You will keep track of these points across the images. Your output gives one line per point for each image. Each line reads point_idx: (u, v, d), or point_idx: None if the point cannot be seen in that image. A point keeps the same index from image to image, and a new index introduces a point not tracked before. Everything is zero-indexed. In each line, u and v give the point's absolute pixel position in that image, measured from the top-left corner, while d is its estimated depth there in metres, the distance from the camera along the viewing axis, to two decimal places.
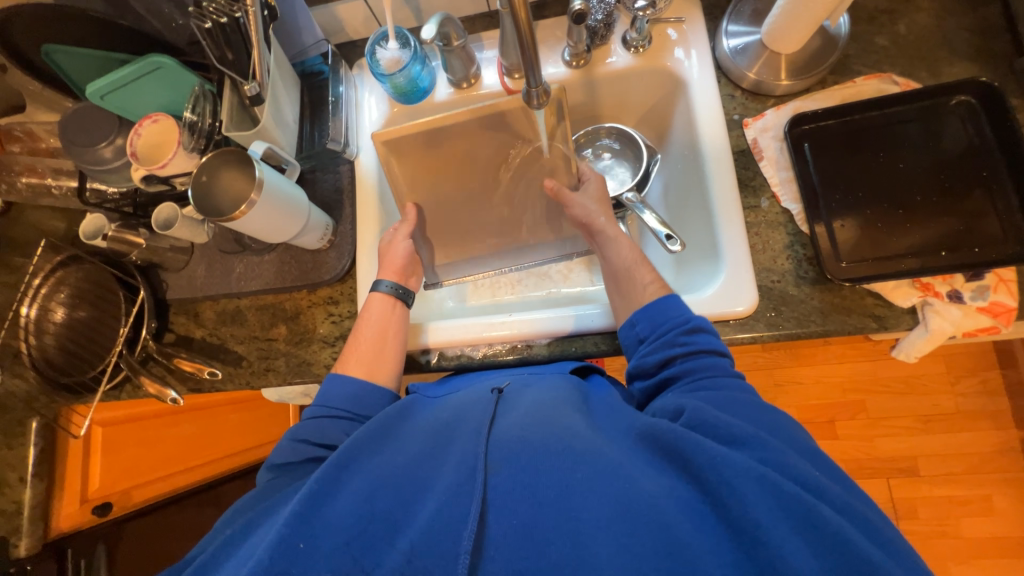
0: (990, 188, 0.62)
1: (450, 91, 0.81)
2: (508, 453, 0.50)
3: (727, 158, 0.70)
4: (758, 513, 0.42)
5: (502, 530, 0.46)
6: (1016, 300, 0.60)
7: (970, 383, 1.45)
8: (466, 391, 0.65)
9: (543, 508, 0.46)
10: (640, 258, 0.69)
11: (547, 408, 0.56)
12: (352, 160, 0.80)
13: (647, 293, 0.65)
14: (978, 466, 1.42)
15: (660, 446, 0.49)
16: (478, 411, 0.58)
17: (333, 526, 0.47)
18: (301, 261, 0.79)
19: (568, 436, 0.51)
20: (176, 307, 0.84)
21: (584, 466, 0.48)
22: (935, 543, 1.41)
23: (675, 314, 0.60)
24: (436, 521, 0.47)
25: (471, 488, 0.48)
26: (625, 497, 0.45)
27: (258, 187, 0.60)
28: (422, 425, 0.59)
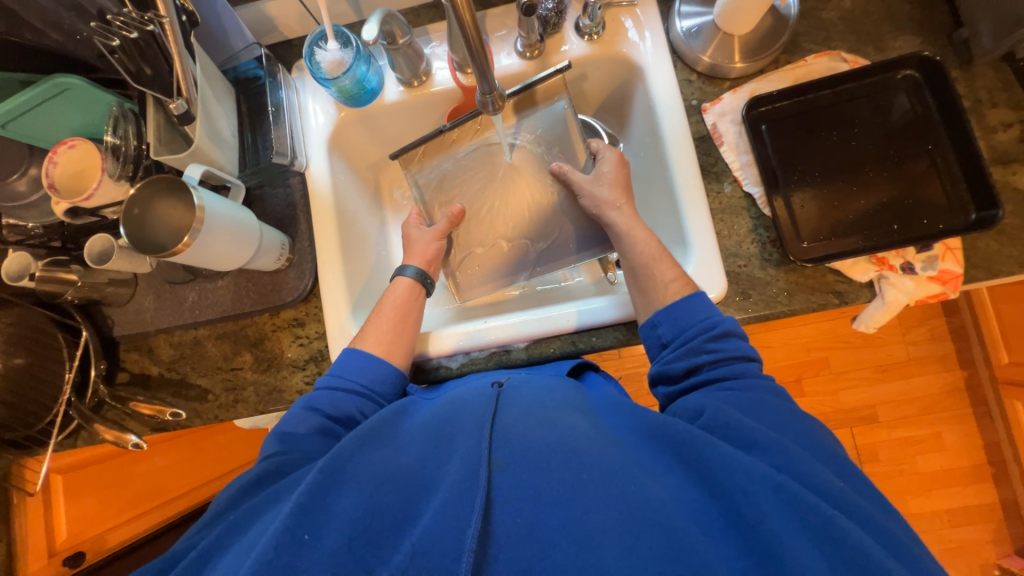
0: (936, 161, 0.64)
1: (401, 90, 0.77)
2: (515, 450, 0.49)
3: (688, 146, 0.70)
4: (771, 519, 0.43)
5: (506, 527, 0.45)
6: (962, 268, 0.63)
7: (920, 332, 1.56)
8: (464, 388, 0.63)
9: (552, 506, 0.45)
10: (658, 253, 0.67)
11: (550, 410, 0.55)
12: (302, 171, 0.75)
13: (669, 293, 0.64)
14: (929, 406, 1.54)
15: (672, 445, 0.51)
16: (477, 406, 0.56)
17: (336, 524, 0.45)
18: (259, 284, 0.75)
19: (575, 435, 0.51)
20: (126, 344, 0.78)
21: (592, 468, 0.47)
22: (895, 481, 1.53)
23: (702, 317, 0.61)
24: (438, 526, 0.44)
25: (474, 485, 0.47)
26: (635, 501, 0.45)
27: (199, 216, 0.55)
28: (423, 428, 0.56)
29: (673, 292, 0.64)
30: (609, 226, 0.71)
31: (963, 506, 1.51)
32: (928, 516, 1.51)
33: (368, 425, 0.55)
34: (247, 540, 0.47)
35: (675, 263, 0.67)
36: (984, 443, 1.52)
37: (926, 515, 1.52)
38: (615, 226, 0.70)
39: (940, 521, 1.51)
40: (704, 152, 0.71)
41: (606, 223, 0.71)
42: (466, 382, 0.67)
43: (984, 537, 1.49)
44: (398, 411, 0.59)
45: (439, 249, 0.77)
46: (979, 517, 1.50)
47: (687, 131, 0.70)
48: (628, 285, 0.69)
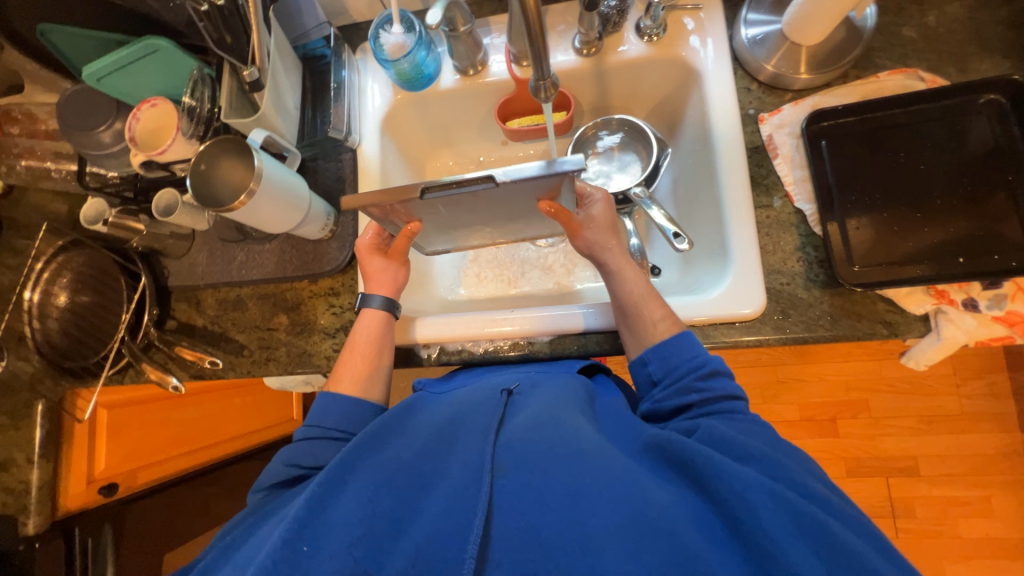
0: (1016, 193, 0.59)
1: (456, 78, 0.78)
2: (517, 454, 0.50)
3: (736, 159, 0.68)
4: (772, 526, 0.41)
5: (507, 536, 0.46)
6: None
7: (977, 385, 1.44)
8: (472, 389, 0.63)
9: (549, 514, 0.46)
10: (647, 291, 0.65)
11: (556, 411, 0.55)
12: (354, 148, 0.78)
13: (658, 331, 0.63)
14: (980, 468, 1.42)
15: (671, 458, 0.49)
16: (483, 411, 0.57)
17: (337, 527, 0.46)
18: (303, 251, 0.78)
19: (577, 436, 0.51)
20: (177, 294, 0.83)
21: (592, 472, 0.47)
22: (930, 542, 1.41)
23: (690, 356, 0.59)
24: (440, 525, 0.47)
25: (478, 489, 0.48)
26: (635, 506, 0.44)
27: (257, 177, 0.58)
28: (428, 421, 0.57)
29: (663, 331, 0.62)
30: (601, 265, 0.70)
31: None
32: None
33: (369, 428, 0.55)
34: (248, 549, 0.49)
35: (664, 302, 0.66)
36: None
37: None
38: (606, 265, 0.69)
39: None
40: (757, 162, 0.69)
41: (598, 262, 0.69)
42: (474, 379, 0.68)
43: None
44: (407, 403, 0.61)
45: (403, 279, 0.74)
46: None
47: (739, 139, 0.68)
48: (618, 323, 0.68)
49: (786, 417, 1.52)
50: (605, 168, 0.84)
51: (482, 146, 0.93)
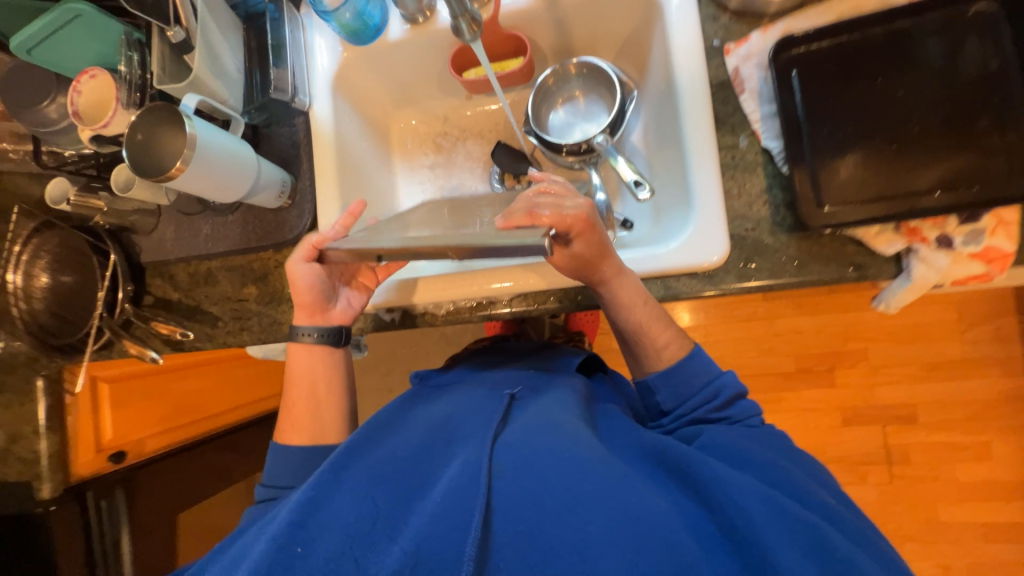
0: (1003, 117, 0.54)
1: (405, 28, 0.74)
2: (514, 457, 0.49)
3: (703, 101, 0.63)
4: (766, 531, 0.42)
5: (504, 537, 0.44)
6: (1012, 248, 0.54)
7: (983, 330, 1.39)
8: (472, 394, 0.63)
9: (549, 516, 0.44)
10: (652, 318, 0.63)
11: (554, 416, 0.55)
12: (306, 110, 0.76)
13: (664, 356, 0.64)
14: (980, 414, 1.40)
15: (667, 464, 0.50)
16: (481, 414, 0.57)
17: (331, 526, 0.46)
18: (264, 221, 0.78)
19: (574, 440, 0.50)
20: (151, 270, 0.84)
21: (590, 477, 0.46)
22: (925, 487, 1.42)
23: (703, 384, 0.61)
24: (433, 527, 0.44)
25: (474, 492, 0.46)
26: (634, 512, 0.44)
27: (190, 142, 0.56)
28: (425, 424, 0.59)
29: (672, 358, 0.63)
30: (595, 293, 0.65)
31: (1001, 521, 1.38)
32: (959, 527, 1.40)
33: (357, 435, 0.57)
34: (241, 551, 0.49)
35: (671, 324, 0.65)
36: None
37: (957, 525, 1.40)
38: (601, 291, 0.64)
39: (971, 534, 1.39)
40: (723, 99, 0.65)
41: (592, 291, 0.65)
42: (471, 381, 0.69)
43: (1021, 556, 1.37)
44: (402, 409, 0.63)
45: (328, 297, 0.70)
46: (1019, 535, 1.37)
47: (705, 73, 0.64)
48: (622, 345, 0.68)
49: (782, 369, 1.50)
50: (569, 118, 0.80)
51: (446, 104, 0.89)
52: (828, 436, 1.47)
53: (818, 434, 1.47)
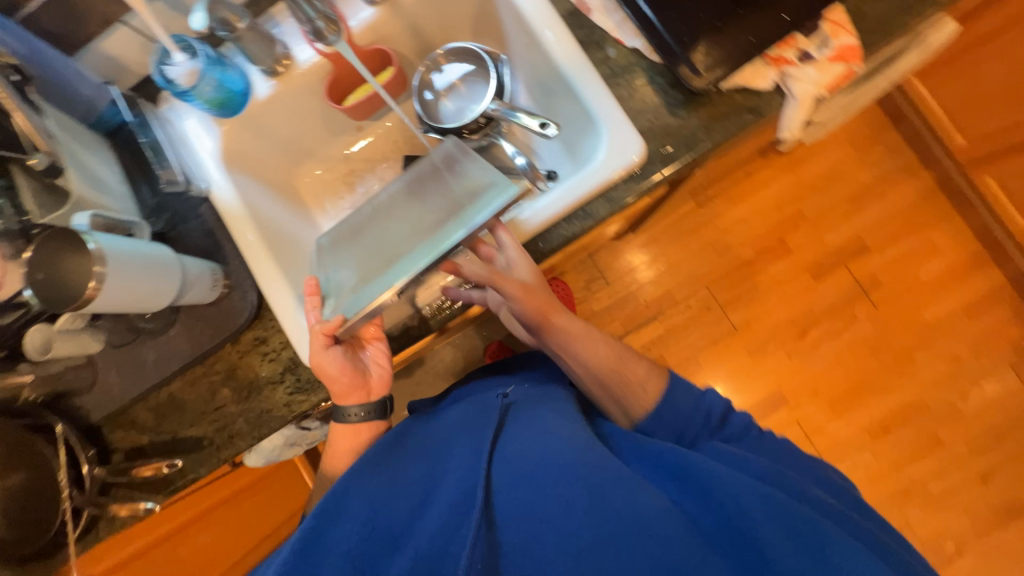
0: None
1: (270, 83, 0.75)
2: (516, 472, 0.54)
3: (564, 36, 0.68)
4: (750, 511, 0.49)
5: (509, 544, 0.51)
6: (855, 39, 0.63)
7: (878, 151, 1.56)
8: (466, 410, 0.68)
9: (545, 521, 0.50)
10: (619, 355, 0.69)
11: (556, 426, 0.60)
12: (206, 196, 0.73)
13: (648, 389, 0.68)
14: (913, 218, 1.55)
15: (662, 463, 0.56)
16: (483, 431, 0.62)
17: (334, 551, 0.52)
18: (209, 318, 0.74)
19: (576, 448, 0.56)
20: (108, 425, 0.76)
21: (589, 483, 0.51)
22: (903, 299, 1.54)
23: (694, 408, 0.67)
24: (434, 541, 0.52)
25: (472, 506, 0.53)
26: (631, 513, 0.49)
27: (98, 259, 0.53)
28: (427, 444, 0.62)
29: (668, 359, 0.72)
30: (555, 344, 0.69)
31: (974, 298, 1.52)
32: (946, 319, 1.52)
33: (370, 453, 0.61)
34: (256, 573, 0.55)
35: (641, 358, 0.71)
36: (973, 231, 1.52)
37: (944, 319, 1.52)
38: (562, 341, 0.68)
39: (958, 320, 1.52)
40: (577, 27, 0.70)
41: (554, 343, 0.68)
42: (463, 399, 0.73)
43: (1004, 318, 1.50)
44: (401, 431, 0.65)
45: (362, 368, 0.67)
46: (993, 302, 1.51)
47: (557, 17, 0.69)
48: (607, 399, 0.68)
49: (744, 259, 1.59)
50: (458, 104, 0.83)
51: (341, 143, 0.90)
52: (808, 296, 1.57)
53: (800, 299, 1.57)
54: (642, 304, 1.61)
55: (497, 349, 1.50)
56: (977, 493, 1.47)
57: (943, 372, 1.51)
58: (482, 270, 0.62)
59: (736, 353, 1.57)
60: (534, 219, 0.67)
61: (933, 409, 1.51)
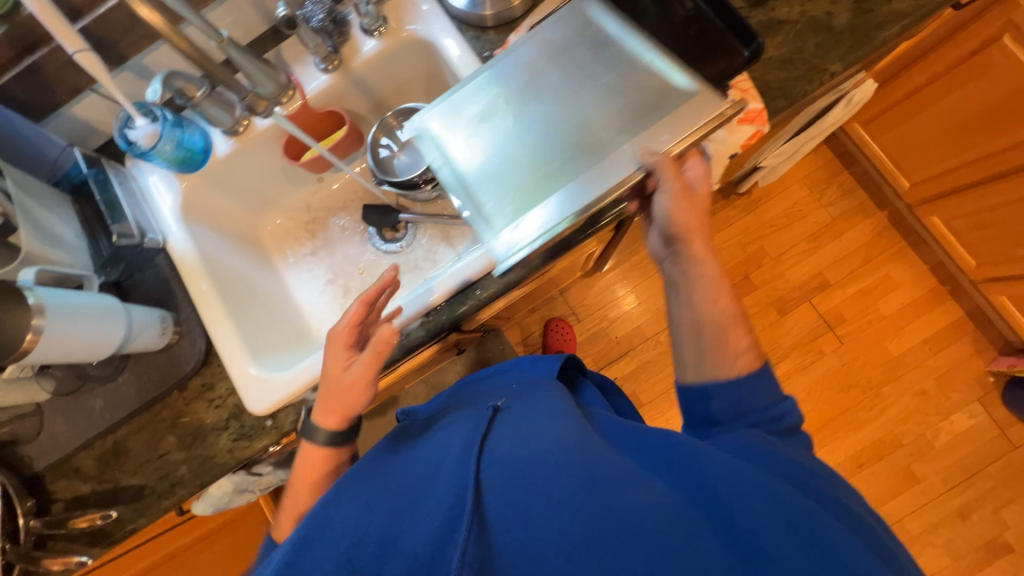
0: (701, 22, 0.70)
1: (230, 141, 0.80)
2: (502, 469, 0.51)
3: (555, 67, 0.68)
4: (754, 501, 0.45)
5: (502, 543, 0.45)
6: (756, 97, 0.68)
7: (832, 192, 1.63)
8: (457, 416, 0.65)
9: (540, 517, 0.46)
10: (727, 320, 0.63)
11: (536, 426, 0.57)
12: (163, 247, 0.77)
13: (738, 364, 0.61)
14: (871, 254, 1.60)
15: (669, 459, 0.52)
16: (471, 430, 0.59)
17: (321, 560, 0.45)
18: (158, 364, 0.75)
19: (563, 446, 0.52)
20: (51, 475, 0.76)
21: (580, 480, 0.48)
22: (868, 334, 1.57)
23: (768, 404, 0.59)
24: (427, 547, 0.45)
25: (461, 510, 0.47)
26: (622, 511, 0.45)
27: (37, 312, 0.55)
28: (415, 453, 0.59)
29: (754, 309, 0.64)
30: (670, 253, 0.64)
31: (938, 330, 1.55)
32: (913, 352, 1.55)
33: (356, 468, 0.57)
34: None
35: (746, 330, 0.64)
36: (929, 266, 1.58)
37: (911, 352, 1.55)
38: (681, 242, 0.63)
39: (923, 354, 1.55)
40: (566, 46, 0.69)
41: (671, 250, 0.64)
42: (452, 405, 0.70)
43: (968, 350, 1.53)
44: (385, 443, 0.63)
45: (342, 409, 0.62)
46: (956, 335, 1.54)
47: (568, 38, 0.69)
48: (685, 334, 0.64)
49: None
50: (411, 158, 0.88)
51: (302, 191, 0.94)
52: (776, 331, 1.59)
53: (769, 334, 1.59)
54: (613, 341, 1.64)
55: None
56: (958, 530, 1.45)
57: (912, 407, 1.52)
58: (672, 180, 0.59)
59: None
60: (450, 281, 0.69)
61: (908, 443, 1.50)
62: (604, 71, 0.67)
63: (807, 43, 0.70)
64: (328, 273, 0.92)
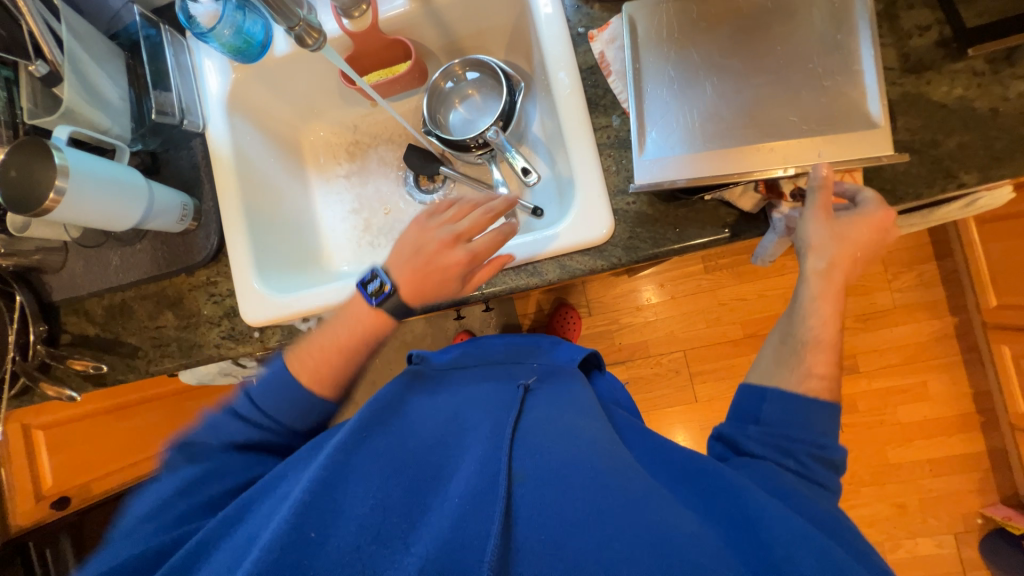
0: (811, 72, 0.59)
1: (290, 44, 0.76)
2: (536, 464, 0.49)
3: (686, 42, 0.62)
4: (788, 534, 0.40)
5: (530, 541, 0.43)
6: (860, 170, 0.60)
7: (907, 278, 1.47)
8: (489, 388, 0.65)
9: (573, 527, 0.44)
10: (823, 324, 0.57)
11: (567, 423, 0.55)
12: (202, 133, 0.77)
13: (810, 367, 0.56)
14: (918, 356, 1.47)
15: (702, 487, 0.48)
16: (505, 410, 0.59)
17: (348, 519, 0.44)
18: (173, 245, 0.77)
19: (596, 452, 0.50)
20: (65, 308, 0.83)
21: (612, 491, 0.46)
22: (875, 431, 1.49)
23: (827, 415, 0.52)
24: (457, 528, 0.44)
25: (495, 494, 0.47)
26: (657, 531, 0.42)
27: (62, 173, 0.56)
28: (439, 420, 0.59)
29: (811, 392, 0.52)
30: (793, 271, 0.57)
31: (950, 456, 1.46)
32: (912, 466, 1.47)
33: (366, 415, 0.56)
34: (247, 531, 0.45)
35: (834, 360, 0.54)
36: (974, 391, 1.45)
37: (911, 466, 1.47)
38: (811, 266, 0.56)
39: (921, 472, 1.46)
40: (691, 24, 0.63)
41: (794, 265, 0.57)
42: (476, 368, 0.71)
43: (971, 486, 1.44)
44: (396, 394, 0.61)
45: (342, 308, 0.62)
46: (966, 467, 1.45)
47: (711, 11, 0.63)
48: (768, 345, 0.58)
49: (730, 337, 1.55)
50: (467, 115, 0.83)
51: (353, 112, 0.90)
52: None
53: None
54: (615, 346, 1.61)
55: (463, 339, 1.53)
56: None
57: (884, 515, 1.47)
58: (822, 201, 0.55)
59: (689, 424, 1.56)
60: None
61: None
62: (709, 67, 0.62)
63: (948, 138, 0.58)
64: (354, 202, 0.90)
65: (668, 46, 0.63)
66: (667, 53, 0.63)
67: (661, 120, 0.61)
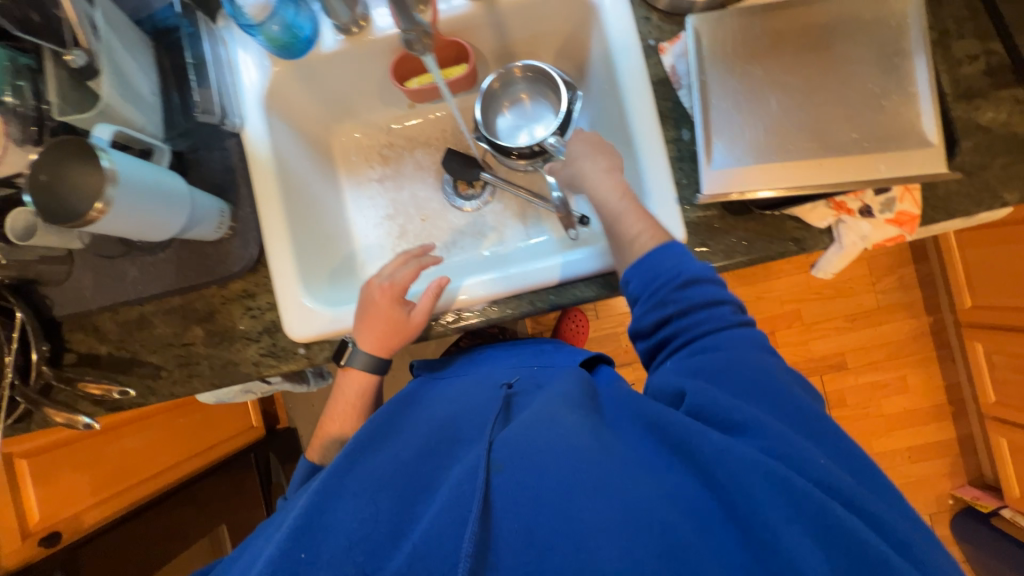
0: (870, 92, 0.61)
1: (339, 39, 0.71)
2: (512, 449, 0.46)
3: (763, 57, 0.63)
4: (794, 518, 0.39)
5: (506, 529, 0.42)
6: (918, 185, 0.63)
7: (890, 281, 1.58)
8: (471, 394, 0.62)
9: (549, 510, 0.42)
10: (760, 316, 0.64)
11: (544, 409, 0.52)
12: (237, 132, 0.70)
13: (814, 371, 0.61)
14: (899, 353, 1.59)
15: (673, 445, 0.45)
16: (482, 410, 0.57)
17: (334, 535, 0.45)
18: (203, 255, 0.71)
19: (571, 432, 0.47)
20: (70, 324, 0.74)
21: (586, 468, 0.43)
22: (861, 423, 1.60)
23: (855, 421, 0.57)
24: (433, 526, 0.43)
25: (473, 488, 0.45)
26: (632, 502, 0.41)
27: (110, 179, 0.50)
28: (422, 425, 0.57)
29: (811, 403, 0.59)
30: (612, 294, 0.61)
31: (925, 443, 1.59)
32: (893, 454, 1.59)
33: (363, 434, 0.56)
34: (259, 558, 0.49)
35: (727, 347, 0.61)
36: (945, 384, 1.59)
37: (892, 454, 1.59)
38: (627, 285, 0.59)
39: (901, 459, 1.59)
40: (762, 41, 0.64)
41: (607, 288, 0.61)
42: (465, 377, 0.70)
43: (942, 470, 1.58)
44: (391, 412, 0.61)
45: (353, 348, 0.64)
46: (939, 453, 1.59)
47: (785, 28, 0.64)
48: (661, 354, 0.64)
49: None
50: (517, 121, 0.81)
51: (390, 113, 0.86)
52: None
53: None
54: (622, 348, 1.64)
55: None
56: None
57: None
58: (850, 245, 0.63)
59: None
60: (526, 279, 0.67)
61: None
62: (771, 82, 0.62)
63: (995, 161, 0.63)
64: (390, 208, 0.86)
65: (745, 61, 0.63)
66: (745, 68, 0.63)
67: (741, 134, 0.61)
